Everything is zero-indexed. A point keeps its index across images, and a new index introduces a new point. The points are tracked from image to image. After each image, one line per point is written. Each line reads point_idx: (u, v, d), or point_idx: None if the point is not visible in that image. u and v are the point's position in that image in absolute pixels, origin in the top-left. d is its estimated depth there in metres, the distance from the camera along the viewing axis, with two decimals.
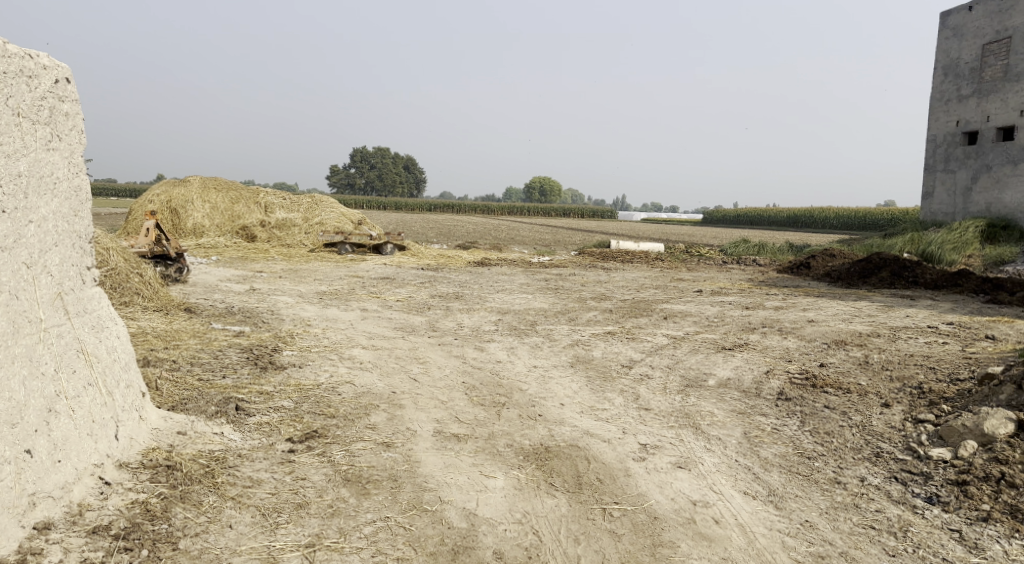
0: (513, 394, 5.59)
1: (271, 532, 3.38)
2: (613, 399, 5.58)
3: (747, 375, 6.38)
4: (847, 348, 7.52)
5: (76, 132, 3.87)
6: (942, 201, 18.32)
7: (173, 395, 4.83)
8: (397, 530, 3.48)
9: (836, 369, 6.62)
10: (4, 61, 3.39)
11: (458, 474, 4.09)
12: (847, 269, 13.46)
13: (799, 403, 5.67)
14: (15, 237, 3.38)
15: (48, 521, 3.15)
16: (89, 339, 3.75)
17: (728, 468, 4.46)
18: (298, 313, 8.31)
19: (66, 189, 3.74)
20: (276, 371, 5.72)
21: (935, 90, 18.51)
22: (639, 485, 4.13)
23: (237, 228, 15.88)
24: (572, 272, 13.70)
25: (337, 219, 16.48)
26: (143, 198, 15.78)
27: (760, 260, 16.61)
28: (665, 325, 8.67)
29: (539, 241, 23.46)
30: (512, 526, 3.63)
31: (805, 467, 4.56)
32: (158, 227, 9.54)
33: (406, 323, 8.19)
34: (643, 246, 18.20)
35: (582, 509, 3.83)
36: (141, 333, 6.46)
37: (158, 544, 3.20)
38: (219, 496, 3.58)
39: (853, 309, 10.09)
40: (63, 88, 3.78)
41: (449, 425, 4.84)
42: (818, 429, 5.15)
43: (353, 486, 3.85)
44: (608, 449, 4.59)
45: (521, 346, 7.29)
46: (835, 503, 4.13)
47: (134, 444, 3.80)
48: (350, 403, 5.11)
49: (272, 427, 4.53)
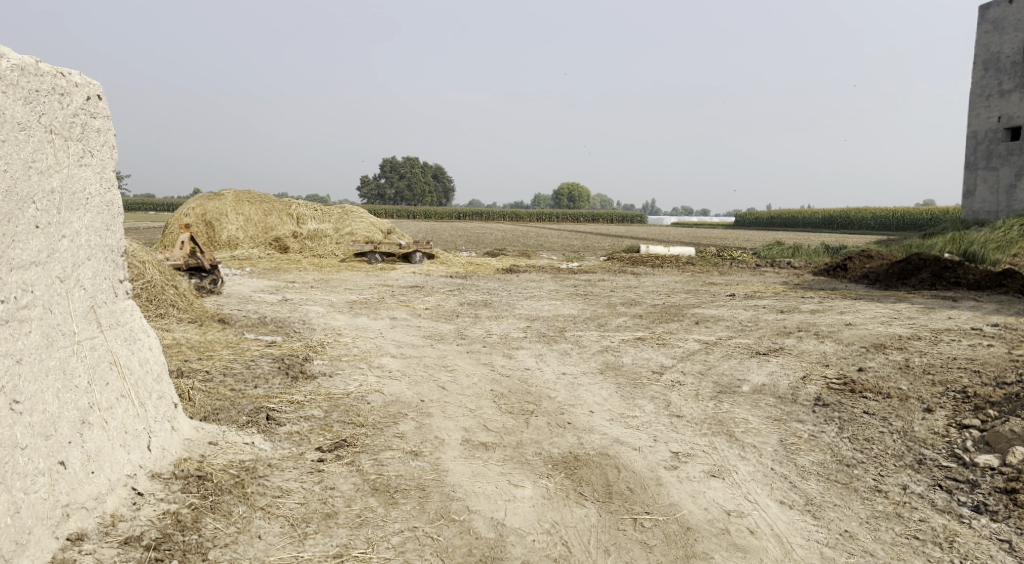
0: (543, 401, 5.54)
1: (300, 542, 3.38)
2: (644, 406, 5.50)
3: (782, 381, 6.24)
4: (887, 351, 7.33)
5: (107, 148, 3.93)
6: (984, 199, 17.87)
7: (205, 406, 4.87)
8: (425, 541, 3.46)
9: (875, 373, 6.44)
10: (36, 80, 3.45)
11: (486, 483, 4.06)
12: (885, 270, 13.16)
13: (838, 408, 5.53)
14: (49, 252, 3.43)
15: (81, 532, 3.16)
16: (122, 351, 3.80)
17: (764, 477, 4.35)
18: (329, 323, 8.36)
19: (98, 204, 3.79)
20: (307, 380, 5.75)
21: (975, 85, 18.06)
22: (671, 495, 4.05)
23: (270, 239, 16.05)
24: (601, 278, 13.61)
25: (367, 229, 16.58)
26: (179, 211, 16.06)
27: (794, 262, 16.37)
28: (697, 330, 8.54)
29: (568, 246, 23.44)
30: (541, 536, 3.58)
31: (844, 475, 4.44)
32: (192, 239, 9.69)
33: (435, 331, 8.21)
34: (673, 250, 18.04)
35: (613, 519, 3.77)
36: (176, 344, 6.56)
37: (187, 555, 3.20)
38: (248, 506, 3.60)
39: (892, 311, 9.85)
40: (95, 105, 3.85)
41: (477, 433, 4.82)
42: (857, 436, 5.01)
43: (381, 496, 3.84)
44: (639, 457, 4.53)
45: (549, 353, 7.23)
46: (875, 513, 4.01)
47: (165, 455, 3.83)
48: (379, 411, 5.12)
49: (302, 436, 4.55)
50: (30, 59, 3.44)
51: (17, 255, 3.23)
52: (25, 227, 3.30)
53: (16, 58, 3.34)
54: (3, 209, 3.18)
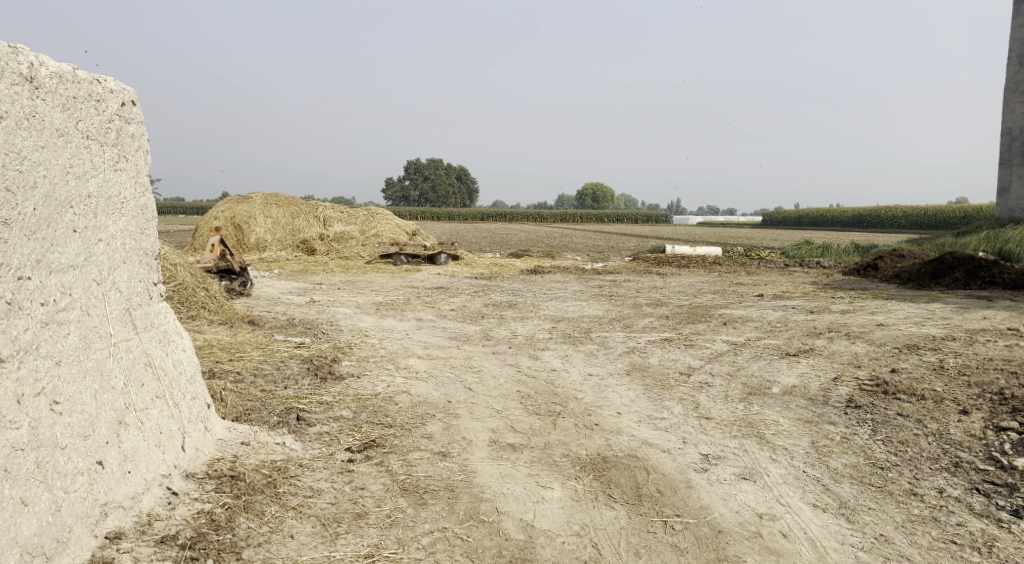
0: (570, 403, 5.54)
1: (332, 542, 3.40)
2: (672, 408, 5.47)
3: (813, 383, 6.17)
4: (921, 352, 7.21)
5: (141, 153, 4.00)
6: (1019, 197, 17.50)
7: (237, 406, 4.93)
8: (455, 542, 3.47)
9: (908, 375, 6.34)
10: (74, 87, 3.52)
11: (515, 484, 4.06)
12: (917, 270, 12.94)
13: (871, 410, 5.45)
14: (86, 256, 3.49)
15: (119, 530, 3.20)
16: (156, 353, 3.86)
17: (796, 480, 4.30)
18: (356, 324, 8.43)
19: (133, 208, 3.86)
20: (335, 381, 5.80)
21: (1010, 80, 17.70)
22: (702, 497, 4.02)
23: (297, 241, 16.23)
24: (627, 278, 13.57)
25: (392, 231, 16.69)
26: (208, 214, 16.30)
27: (823, 262, 16.18)
28: (724, 331, 8.47)
29: (593, 246, 23.37)
30: (571, 538, 3.57)
31: (878, 478, 4.37)
32: (222, 241, 9.81)
33: (461, 332, 8.23)
34: (700, 250, 17.93)
35: (643, 522, 3.75)
36: (207, 345, 6.65)
37: (222, 554, 3.23)
38: (281, 506, 3.63)
39: (925, 311, 9.68)
40: (129, 110, 3.92)
41: (505, 434, 4.83)
42: (891, 438, 4.93)
43: (410, 496, 3.86)
44: (668, 459, 4.50)
45: (576, 354, 7.22)
46: (911, 516, 3.94)
47: (199, 455, 3.89)
48: (407, 412, 5.15)
49: (332, 436, 4.59)
50: (68, 65, 3.51)
51: (56, 259, 3.30)
52: (63, 231, 3.36)
53: (54, 65, 3.41)
54: (43, 213, 3.25)
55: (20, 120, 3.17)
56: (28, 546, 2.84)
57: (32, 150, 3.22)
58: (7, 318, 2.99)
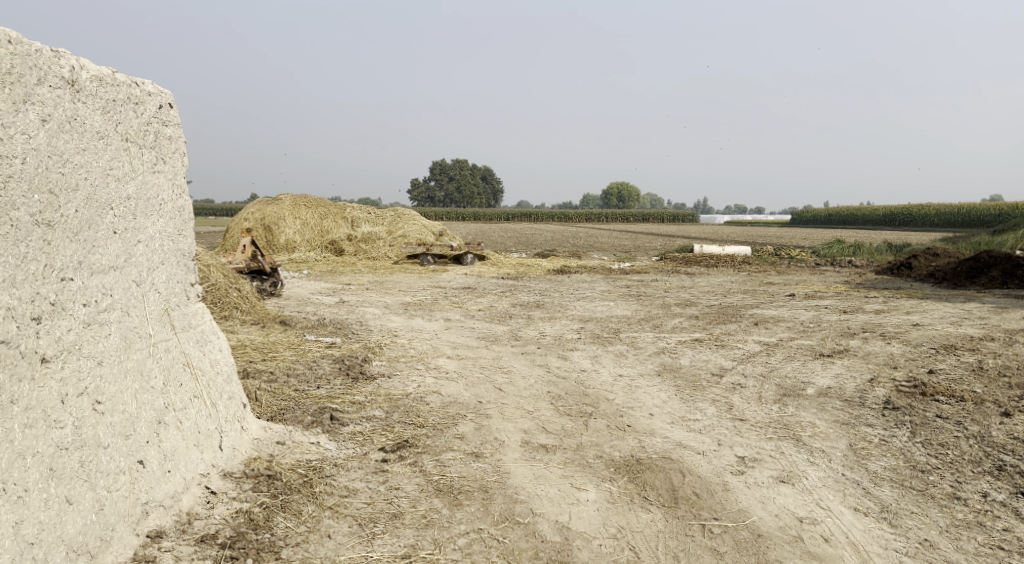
0: (601, 403, 5.50)
1: (369, 542, 3.40)
2: (705, 409, 5.41)
3: (849, 384, 6.06)
4: (959, 353, 7.05)
5: (178, 155, 4.04)
6: None
7: (272, 406, 4.97)
8: (491, 543, 3.45)
9: (947, 376, 6.20)
10: (113, 90, 3.56)
11: (549, 485, 4.04)
12: (952, 269, 12.69)
13: (909, 412, 5.34)
14: (126, 257, 3.53)
15: (160, 529, 3.22)
16: (194, 353, 3.90)
17: (835, 483, 4.22)
18: (385, 324, 8.45)
19: (170, 209, 3.89)
20: (367, 381, 5.82)
21: None
22: (740, 501, 3.96)
23: (326, 242, 16.35)
24: (654, 278, 13.48)
25: (419, 231, 16.73)
26: (239, 215, 16.49)
27: (855, 261, 15.92)
28: (756, 331, 8.36)
29: (619, 246, 23.22)
30: (608, 541, 3.53)
31: (919, 481, 4.28)
32: (253, 242, 9.90)
33: (489, 332, 8.22)
34: (729, 250, 17.73)
35: (680, 525, 3.70)
36: (240, 345, 6.71)
37: (261, 553, 3.24)
38: (317, 506, 3.64)
39: (962, 311, 9.47)
40: (167, 113, 3.96)
41: (537, 435, 4.80)
42: (931, 441, 4.82)
43: (445, 496, 3.85)
44: (703, 461, 4.44)
45: (605, 354, 7.18)
46: (955, 521, 3.85)
47: (236, 454, 3.91)
48: (438, 412, 5.15)
49: (366, 436, 4.60)
50: (107, 69, 3.55)
51: (97, 261, 3.34)
52: (104, 233, 3.41)
53: (94, 68, 3.45)
54: (84, 215, 3.29)
55: (62, 123, 3.21)
56: (73, 544, 2.87)
57: (73, 153, 3.26)
58: (51, 318, 3.03)
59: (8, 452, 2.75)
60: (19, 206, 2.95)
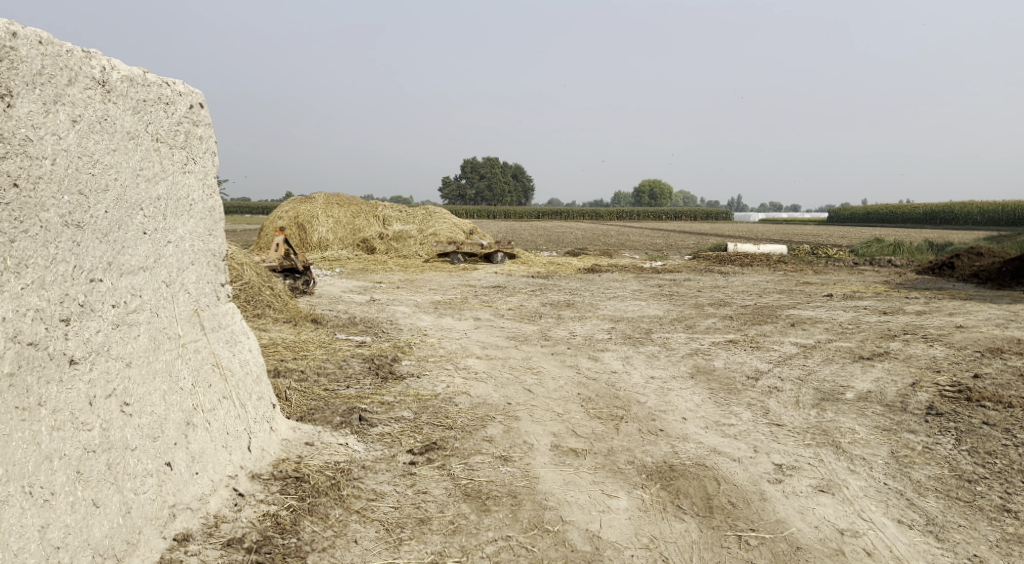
0: (632, 407, 5.39)
1: (396, 548, 3.35)
2: (740, 414, 5.26)
3: (890, 388, 5.86)
4: (1006, 357, 6.78)
5: (209, 154, 4.02)
6: None
7: (301, 405, 4.96)
8: (520, 551, 3.38)
9: (993, 381, 5.96)
10: (144, 90, 3.55)
11: (579, 492, 3.95)
12: (998, 269, 12.27)
13: (954, 419, 5.14)
14: (156, 257, 3.52)
15: (187, 532, 3.21)
16: (223, 353, 3.89)
17: (877, 494, 4.06)
18: (415, 324, 8.40)
19: (200, 209, 3.88)
20: (396, 382, 5.78)
21: None
22: (776, 510, 3.83)
23: (358, 240, 16.39)
24: (687, 277, 13.27)
25: (449, 229, 16.68)
26: (272, 215, 16.60)
27: (895, 260, 15.52)
28: (793, 333, 8.15)
29: (652, 244, 22.97)
30: (640, 552, 3.44)
31: (966, 492, 4.11)
32: (286, 242, 9.93)
33: (519, 331, 8.13)
34: (764, 248, 17.39)
35: (715, 536, 3.59)
36: (272, 344, 6.70)
37: (287, 558, 3.20)
38: (345, 510, 3.61)
39: (1009, 313, 9.13)
40: (198, 113, 3.93)
41: (567, 439, 4.71)
42: (978, 449, 4.63)
43: (472, 502, 3.78)
44: (739, 468, 4.31)
45: (637, 355, 7.06)
46: (1006, 535, 3.68)
47: (265, 455, 3.89)
48: (467, 414, 5.09)
49: (394, 438, 4.56)
50: (139, 69, 3.54)
51: (127, 261, 3.33)
52: (134, 233, 3.40)
53: (125, 69, 3.44)
54: (114, 215, 3.28)
55: (93, 123, 3.21)
56: (99, 547, 2.86)
57: (104, 154, 3.26)
58: (80, 320, 3.03)
59: (35, 454, 2.75)
60: (49, 208, 2.95)
